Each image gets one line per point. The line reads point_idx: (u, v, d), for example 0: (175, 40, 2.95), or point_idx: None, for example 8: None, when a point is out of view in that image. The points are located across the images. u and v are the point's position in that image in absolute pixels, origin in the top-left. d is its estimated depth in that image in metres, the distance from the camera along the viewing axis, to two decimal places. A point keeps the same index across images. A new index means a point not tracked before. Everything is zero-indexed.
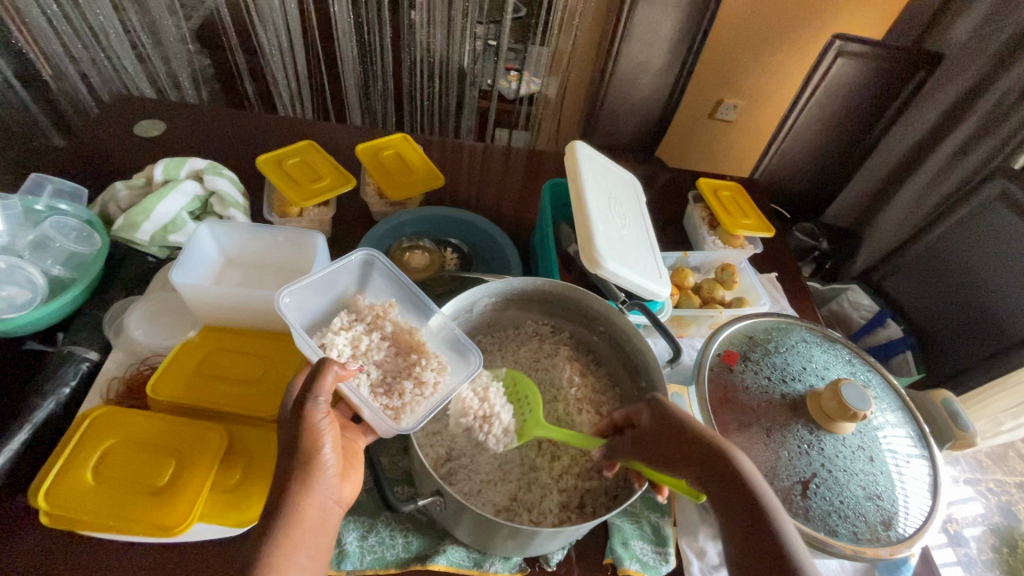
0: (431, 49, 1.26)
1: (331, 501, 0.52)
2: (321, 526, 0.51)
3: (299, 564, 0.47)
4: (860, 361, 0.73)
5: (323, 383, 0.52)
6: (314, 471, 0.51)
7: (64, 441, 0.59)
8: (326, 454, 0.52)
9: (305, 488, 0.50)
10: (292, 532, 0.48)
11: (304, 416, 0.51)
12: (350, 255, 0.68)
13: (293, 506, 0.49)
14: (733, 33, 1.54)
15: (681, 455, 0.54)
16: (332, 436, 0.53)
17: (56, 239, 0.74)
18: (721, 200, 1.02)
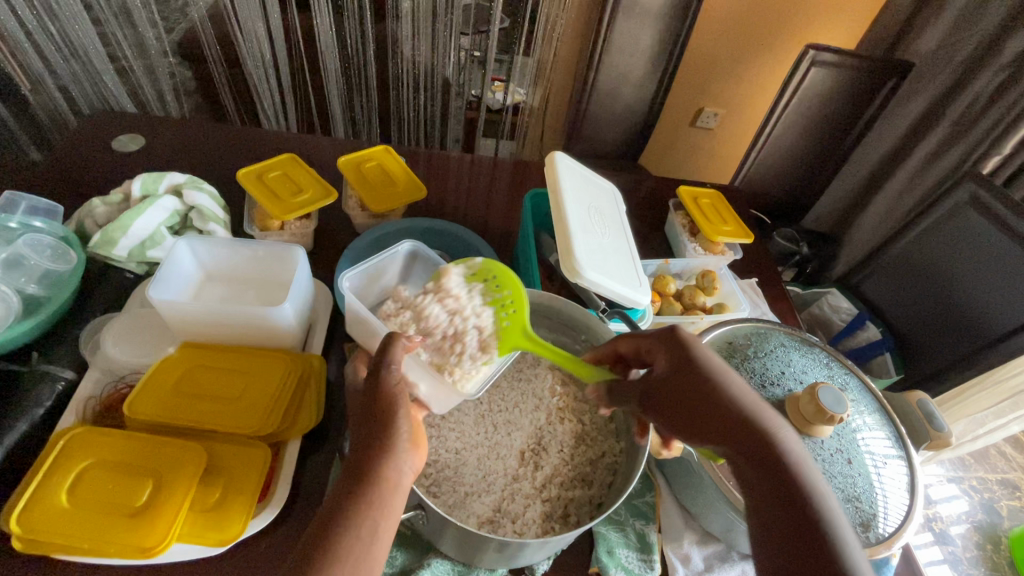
0: (415, 61, 1.27)
1: (407, 467, 0.53)
2: (394, 491, 0.51)
3: (374, 526, 0.48)
4: (837, 365, 0.74)
5: (395, 350, 0.56)
6: (387, 436, 0.52)
7: (39, 463, 0.58)
8: (399, 422, 0.53)
9: (382, 452, 0.51)
10: (371, 493, 0.49)
11: (387, 376, 0.54)
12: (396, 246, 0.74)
13: (371, 466, 0.50)
14: (713, 43, 1.57)
15: (704, 404, 0.53)
16: (405, 401, 0.54)
17: (31, 257, 0.73)
18: (701, 207, 1.04)
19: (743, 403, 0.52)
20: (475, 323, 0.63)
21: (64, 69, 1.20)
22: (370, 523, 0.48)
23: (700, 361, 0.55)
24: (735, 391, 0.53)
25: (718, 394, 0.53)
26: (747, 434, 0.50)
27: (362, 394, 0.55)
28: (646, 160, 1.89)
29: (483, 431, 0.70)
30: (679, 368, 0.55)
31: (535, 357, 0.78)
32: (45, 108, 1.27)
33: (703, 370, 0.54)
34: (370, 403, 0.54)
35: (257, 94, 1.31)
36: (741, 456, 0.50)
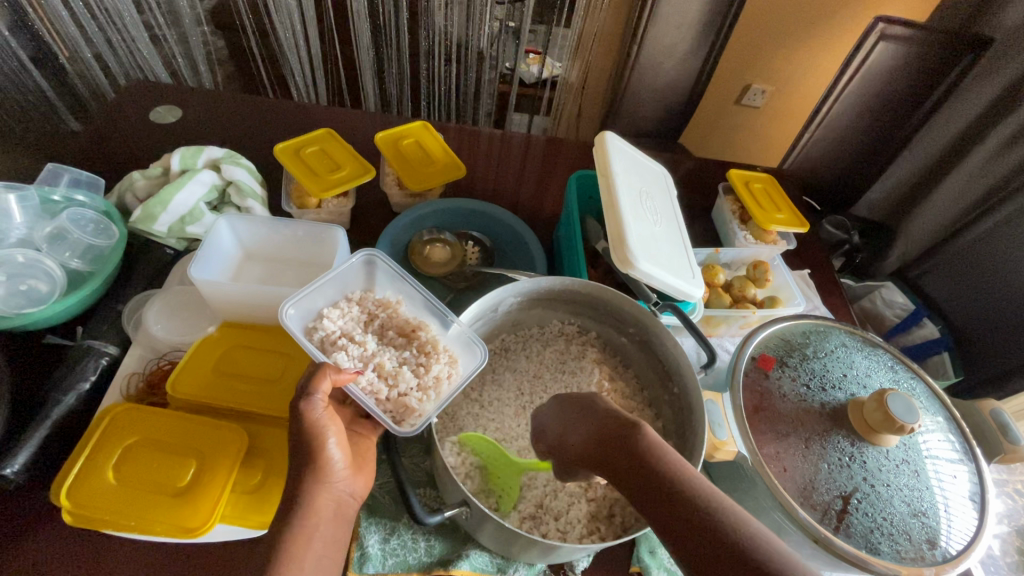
0: (450, 32, 1.21)
1: (346, 494, 0.51)
2: (336, 517, 0.50)
3: (319, 559, 0.47)
4: (902, 368, 0.69)
5: (319, 382, 0.52)
6: (319, 465, 0.49)
7: (84, 440, 0.58)
8: (331, 450, 0.50)
9: (317, 483, 0.49)
10: (309, 523, 0.47)
11: (301, 415, 0.51)
12: (351, 257, 0.68)
13: (308, 495, 0.48)
14: (766, 13, 1.47)
15: (589, 441, 0.50)
16: (336, 430, 0.52)
17: (73, 232, 0.73)
18: (752, 193, 0.98)
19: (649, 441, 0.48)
20: (375, 363, 0.61)
21: (97, 38, 1.19)
22: (313, 559, 0.47)
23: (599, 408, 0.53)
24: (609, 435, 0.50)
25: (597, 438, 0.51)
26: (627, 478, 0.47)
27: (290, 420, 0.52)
28: (686, 139, 1.80)
29: (523, 422, 0.68)
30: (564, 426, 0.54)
31: (580, 349, 0.75)
32: (81, 76, 1.26)
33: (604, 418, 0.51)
34: (295, 432, 0.51)
35: (288, 65, 1.28)
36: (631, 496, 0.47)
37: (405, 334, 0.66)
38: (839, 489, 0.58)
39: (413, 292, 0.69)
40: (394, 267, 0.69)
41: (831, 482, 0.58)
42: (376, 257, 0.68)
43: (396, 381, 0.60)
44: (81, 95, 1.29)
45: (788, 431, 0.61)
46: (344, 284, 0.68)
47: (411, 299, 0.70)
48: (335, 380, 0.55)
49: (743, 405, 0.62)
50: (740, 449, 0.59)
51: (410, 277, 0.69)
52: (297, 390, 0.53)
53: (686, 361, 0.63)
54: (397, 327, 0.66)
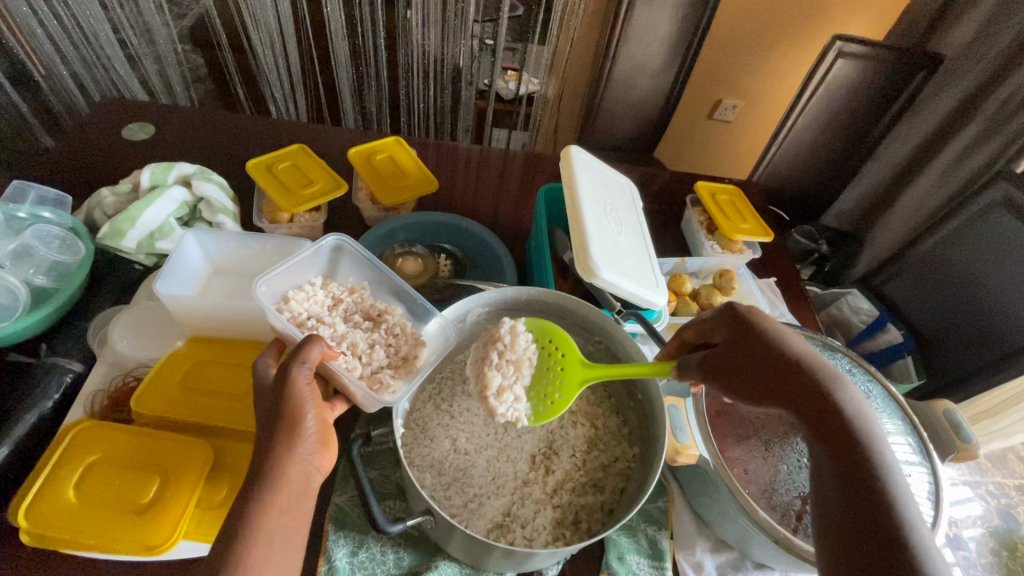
0: (427, 51, 1.24)
1: (314, 468, 0.51)
2: (304, 492, 0.49)
3: (286, 532, 0.47)
4: (861, 371, 0.71)
5: (311, 351, 0.53)
6: (292, 432, 0.50)
7: (46, 457, 0.58)
8: (308, 418, 0.51)
9: (290, 451, 0.49)
10: (276, 497, 0.47)
11: (289, 382, 0.51)
12: (321, 240, 0.69)
13: (279, 462, 0.48)
14: (734, 31, 1.52)
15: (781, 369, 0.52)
16: (315, 400, 0.52)
17: (39, 248, 0.72)
18: (719, 203, 1.01)
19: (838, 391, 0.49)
20: (349, 342, 0.63)
21: (73, 56, 1.19)
22: (280, 529, 0.46)
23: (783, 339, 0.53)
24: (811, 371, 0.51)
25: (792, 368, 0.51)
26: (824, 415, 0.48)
27: (270, 390, 0.53)
28: (661, 153, 1.84)
29: (492, 432, 0.68)
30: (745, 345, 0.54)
31: None
32: (57, 94, 1.26)
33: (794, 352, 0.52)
34: (277, 400, 0.51)
35: (267, 83, 1.29)
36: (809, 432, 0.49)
37: (371, 314, 0.68)
38: (797, 490, 0.59)
39: (381, 277, 0.72)
40: (362, 252, 0.71)
41: (790, 483, 0.60)
42: (346, 243, 0.70)
43: (369, 358, 0.63)
44: (56, 112, 1.29)
45: (750, 434, 0.63)
46: (311, 267, 0.70)
47: (375, 284, 0.72)
48: (323, 354, 0.56)
49: (705, 410, 0.63)
50: (701, 453, 0.60)
51: (379, 261, 0.72)
52: (286, 360, 0.53)
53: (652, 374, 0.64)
54: (363, 311, 0.68)
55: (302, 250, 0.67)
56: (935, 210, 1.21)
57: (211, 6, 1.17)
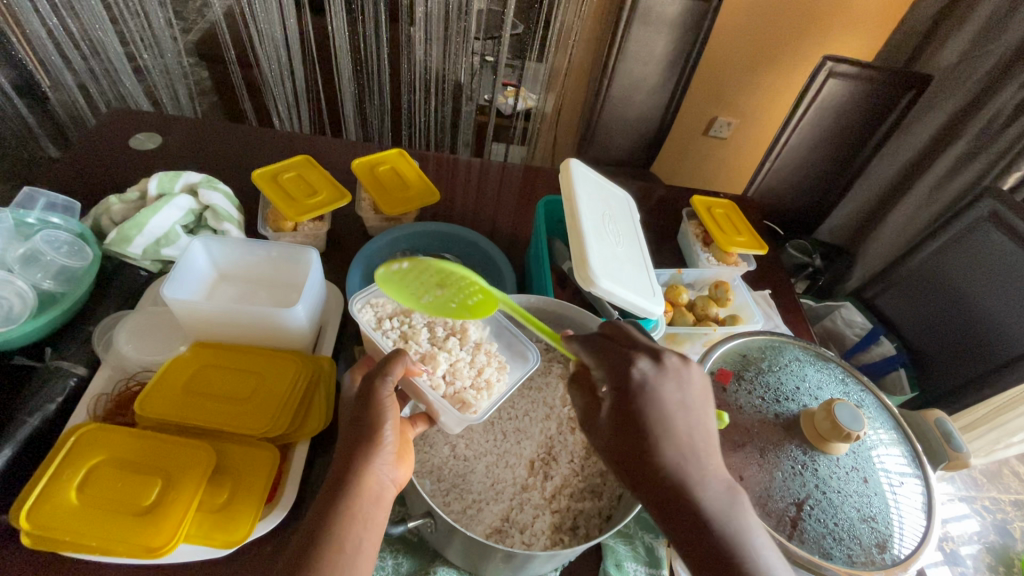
0: (429, 66, 1.27)
1: (388, 479, 0.54)
2: (376, 501, 0.52)
3: (359, 541, 0.50)
4: (853, 381, 0.73)
5: (396, 366, 0.55)
6: (371, 443, 0.53)
7: (48, 460, 0.58)
8: (386, 431, 0.54)
9: (368, 461, 0.52)
10: (355, 501, 0.50)
11: (373, 394, 0.54)
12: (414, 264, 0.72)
13: (355, 475, 0.51)
14: (728, 50, 1.57)
15: (631, 449, 0.51)
16: (395, 414, 0.55)
17: (47, 253, 0.73)
18: (715, 217, 1.03)
19: (675, 469, 0.49)
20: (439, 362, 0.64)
21: (81, 67, 1.21)
22: (355, 538, 0.50)
23: (637, 412, 0.51)
24: (671, 449, 0.50)
25: (654, 446, 0.50)
26: (678, 496, 0.49)
27: (354, 403, 0.56)
28: (657, 168, 1.88)
29: (492, 438, 0.70)
30: (618, 409, 0.52)
31: (546, 365, 0.77)
32: (63, 104, 1.28)
33: (642, 432, 0.50)
34: (361, 408, 0.54)
35: (271, 96, 1.31)
36: (656, 508, 0.49)
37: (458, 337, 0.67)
38: (792, 496, 0.60)
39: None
40: None
41: (786, 489, 0.60)
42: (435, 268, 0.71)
43: (454, 378, 0.63)
44: (63, 122, 1.31)
45: (745, 441, 0.64)
46: None
47: None
48: (406, 369, 0.58)
49: None
50: None
51: None
52: (372, 372, 0.56)
53: None
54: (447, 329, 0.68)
55: None
56: (925, 225, 1.24)
57: (219, 21, 1.20)
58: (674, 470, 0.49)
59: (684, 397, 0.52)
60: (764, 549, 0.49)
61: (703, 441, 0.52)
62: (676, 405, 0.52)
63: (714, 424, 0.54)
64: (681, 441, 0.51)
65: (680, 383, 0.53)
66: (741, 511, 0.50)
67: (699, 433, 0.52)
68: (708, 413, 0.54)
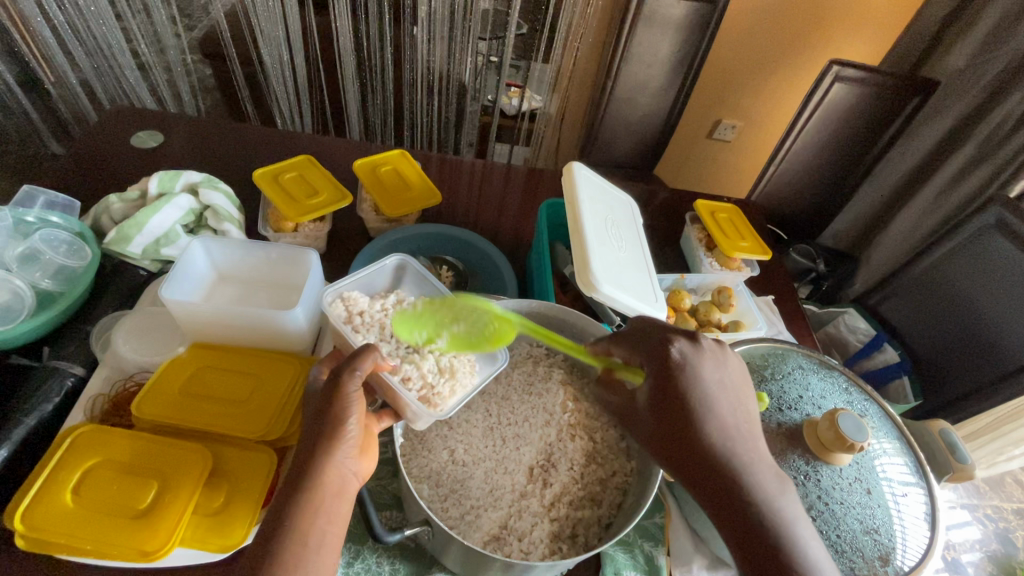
0: (432, 66, 1.26)
1: (350, 472, 0.52)
2: (339, 494, 0.51)
3: (322, 533, 0.49)
4: (857, 390, 0.72)
5: (366, 360, 0.54)
6: (334, 438, 0.51)
7: (44, 461, 0.58)
8: (349, 425, 0.52)
9: (329, 456, 0.50)
10: (315, 498, 0.49)
11: (338, 389, 0.52)
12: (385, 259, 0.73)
13: (314, 470, 0.50)
14: (733, 53, 1.56)
15: (673, 427, 0.54)
16: (361, 408, 0.53)
17: (46, 252, 0.73)
18: (718, 221, 1.02)
19: (717, 445, 0.52)
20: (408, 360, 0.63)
21: (83, 64, 1.20)
22: (317, 533, 0.49)
23: (679, 391, 0.54)
24: (712, 425, 0.53)
25: (696, 421, 0.53)
26: (717, 469, 0.52)
27: (318, 395, 0.54)
28: (661, 170, 1.87)
29: (491, 444, 0.69)
30: (659, 390, 0.55)
31: (547, 370, 0.77)
32: (66, 100, 1.27)
33: (685, 410, 0.54)
34: (323, 401, 0.53)
35: (274, 95, 1.31)
36: (698, 480, 0.52)
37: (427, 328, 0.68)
38: None
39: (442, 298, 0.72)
40: (424, 271, 0.72)
41: None
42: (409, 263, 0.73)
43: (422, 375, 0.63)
44: (66, 119, 1.30)
45: None
46: (376, 284, 0.72)
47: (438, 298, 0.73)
48: (375, 364, 0.56)
49: None
50: None
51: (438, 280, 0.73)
52: (340, 366, 0.54)
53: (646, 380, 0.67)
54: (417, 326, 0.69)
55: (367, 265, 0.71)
56: (930, 230, 1.23)
57: (221, 19, 1.19)
58: (716, 443, 0.52)
59: (722, 377, 0.55)
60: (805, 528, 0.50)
61: (743, 422, 0.55)
62: (715, 383, 0.55)
63: (754, 407, 0.57)
64: (723, 419, 0.54)
65: (719, 364, 0.56)
66: (783, 490, 0.52)
67: (739, 413, 0.55)
68: (746, 395, 0.57)
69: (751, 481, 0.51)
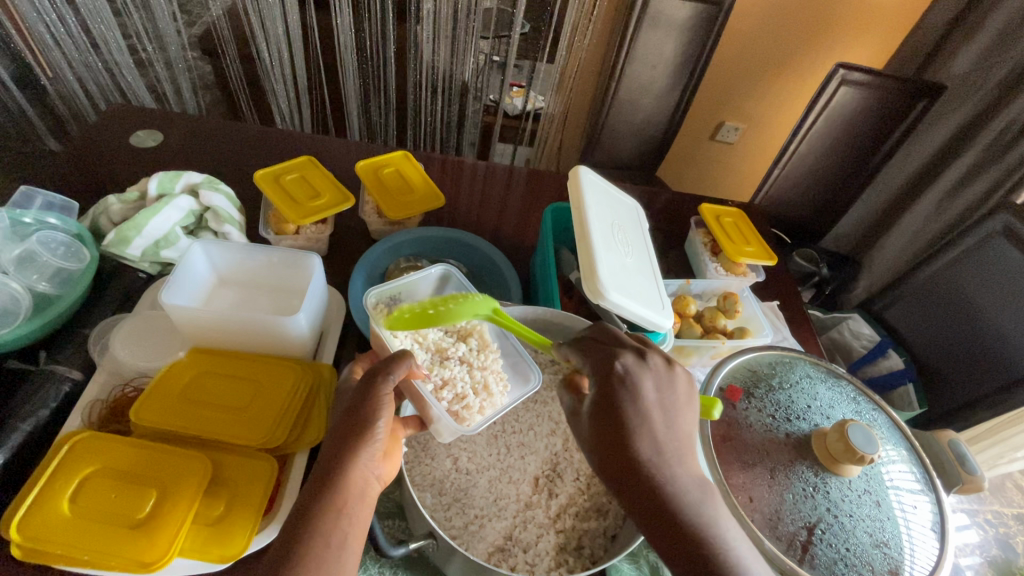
0: (434, 65, 1.25)
1: (373, 475, 0.52)
2: (362, 497, 0.51)
3: (344, 536, 0.49)
4: (864, 400, 0.71)
5: (401, 366, 0.54)
6: (359, 439, 0.51)
7: (41, 468, 0.57)
8: (378, 425, 0.52)
9: (355, 455, 0.51)
10: (337, 499, 0.49)
11: (372, 387, 0.53)
12: (430, 267, 0.71)
13: (339, 471, 0.50)
14: (737, 54, 1.55)
15: (608, 434, 0.51)
16: (390, 412, 0.53)
17: (43, 254, 0.72)
18: (723, 226, 1.01)
19: (648, 456, 0.50)
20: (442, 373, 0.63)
21: (81, 61, 1.19)
22: (339, 533, 0.48)
23: (619, 398, 0.52)
24: (646, 443, 0.50)
25: (630, 439, 0.50)
26: (646, 480, 0.49)
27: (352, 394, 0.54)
28: (663, 172, 1.86)
29: (495, 452, 0.68)
30: (603, 396, 0.53)
31: (552, 378, 0.75)
32: (63, 98, 1.26)
33: (622, 418, 0.51)
34: (357, 400, 0.53)
35: (274, 94, 1.30)
36: (629, 501, 0.49)
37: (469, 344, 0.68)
38: (803, 519, 0.59)
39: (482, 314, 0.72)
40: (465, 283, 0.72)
41: (796, 512, 0.59)
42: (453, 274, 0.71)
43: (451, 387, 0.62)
44: (63, 116, 1.29)
45: (755, 461, 0.62)
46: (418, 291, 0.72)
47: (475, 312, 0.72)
48: (410, 370, 0.57)
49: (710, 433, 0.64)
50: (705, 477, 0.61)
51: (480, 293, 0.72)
52: (375, 369, 0.55)
53: None
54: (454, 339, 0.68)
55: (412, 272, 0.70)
56: (935, 235, 1.22)
57: (221, 16, 1.18)
58: (651, 465, 0.49)
59: (662, 396, 0.53)
60: (741, 546, 0.48)
61: (678, 437, 0.52)
62: (654, 397, 0.53)
63: (691, 429, 0.54)
64: (657, 433, 0.51)
65: (661, 381, 0.54)
66: (715, 507, 0.50)
67: (674, 427, 0.52)
68: (687, 415, 0.54)
69: (681, 496, 0.49)
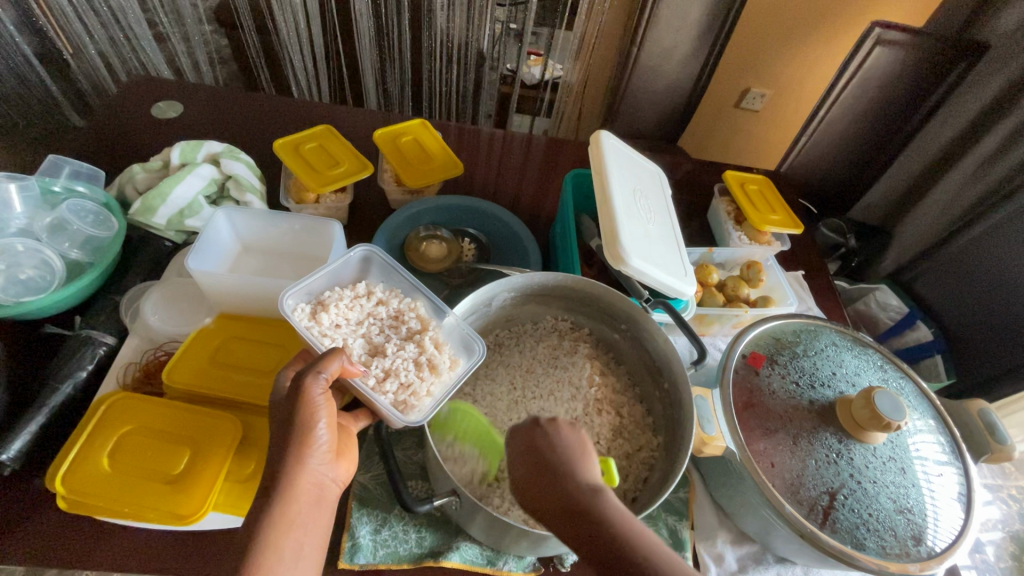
0: (451, 34, 1.22)
1: (327, 479, 0.50)
2: (316, 502, 0.49)
3: (298, 546, 0.46)
4: (892, 368, 0.70)
5: (331, 363, 0.51)
6: (305, 442, 0.49)
7: (82, 425, 0.59)
8: (319, 429, 0.50)
9: (299, 462, 0.48)
10: (289, 507, 0.46)
11: (303, 390, 0.50)
12: (350, 251, 0.68)
13: (287, 481, 0.47)
14: (765, 17, 1.48)
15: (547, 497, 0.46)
16: (329, 412, 0.51)
17: (74, 222, 0.74)
18: (748, 194, 0.99)
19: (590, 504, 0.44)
20: (381, 365, 0.61)
21: (100, 35, 1.19)
22: (294, 544, 0.46)
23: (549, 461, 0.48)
24: (586, 486, 0.46)
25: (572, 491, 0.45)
26: (596, 534, 0.43)
27: (282, 405, 0.51)
28: (685, 141, 1.81)
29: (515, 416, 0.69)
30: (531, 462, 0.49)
31: (572, 344, 0.77)
32: (84, 72, 1.26)
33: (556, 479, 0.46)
34: (289, 409, 0.50)
35: (289, 65, 1.29)
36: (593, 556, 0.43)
37: (401, 325, 0.65)
38: (825, 485, 0.58)
39: (413, 290, 0.69)
40: (389, 261, 0.69)
41: (818, 478, 0.59)
42: (375, 255, 0.68)
43: (392, 377, 0.60)
44: (84, 91, 1.29)
45: (778, 427, 0.62)
46: (341, 278, 0.69)
47: (405, 292, 0.69)
48: (343, 367, 0.54)
49: (732, 401, 0.63)
50: (728, 444, 0.60)
51: (409, 274, 0.69)
52: (302, 369, 0.52)
53: (683, 373, 0.64)
54: (387, 320, 0.65)
55: (332, 260, 0.66)
56: None
57: None
58: (608, 515, 0.43)
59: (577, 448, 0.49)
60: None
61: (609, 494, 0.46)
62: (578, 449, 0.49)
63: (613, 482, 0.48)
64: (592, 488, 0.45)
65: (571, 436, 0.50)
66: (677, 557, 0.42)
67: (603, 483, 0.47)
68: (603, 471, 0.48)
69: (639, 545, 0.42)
